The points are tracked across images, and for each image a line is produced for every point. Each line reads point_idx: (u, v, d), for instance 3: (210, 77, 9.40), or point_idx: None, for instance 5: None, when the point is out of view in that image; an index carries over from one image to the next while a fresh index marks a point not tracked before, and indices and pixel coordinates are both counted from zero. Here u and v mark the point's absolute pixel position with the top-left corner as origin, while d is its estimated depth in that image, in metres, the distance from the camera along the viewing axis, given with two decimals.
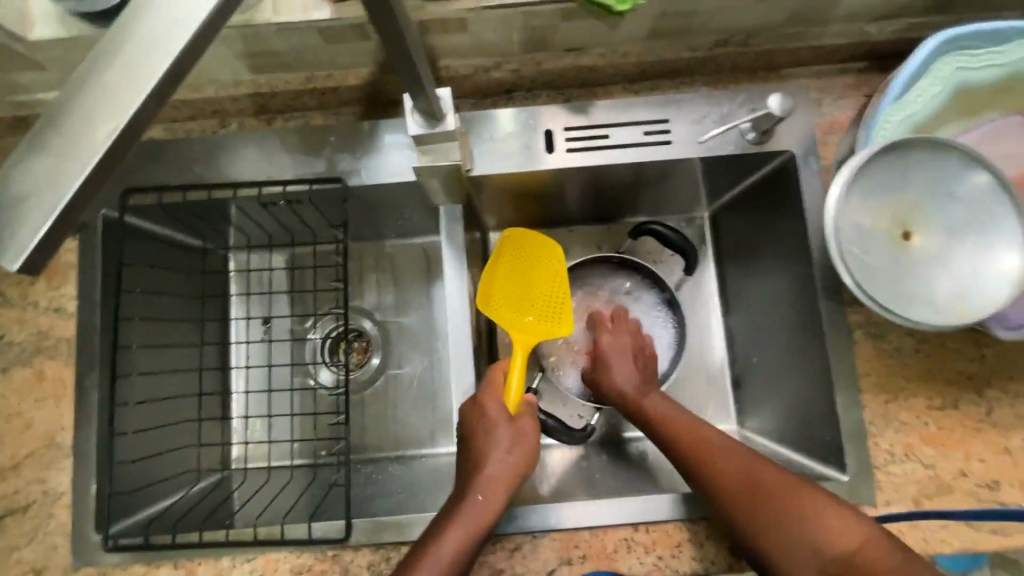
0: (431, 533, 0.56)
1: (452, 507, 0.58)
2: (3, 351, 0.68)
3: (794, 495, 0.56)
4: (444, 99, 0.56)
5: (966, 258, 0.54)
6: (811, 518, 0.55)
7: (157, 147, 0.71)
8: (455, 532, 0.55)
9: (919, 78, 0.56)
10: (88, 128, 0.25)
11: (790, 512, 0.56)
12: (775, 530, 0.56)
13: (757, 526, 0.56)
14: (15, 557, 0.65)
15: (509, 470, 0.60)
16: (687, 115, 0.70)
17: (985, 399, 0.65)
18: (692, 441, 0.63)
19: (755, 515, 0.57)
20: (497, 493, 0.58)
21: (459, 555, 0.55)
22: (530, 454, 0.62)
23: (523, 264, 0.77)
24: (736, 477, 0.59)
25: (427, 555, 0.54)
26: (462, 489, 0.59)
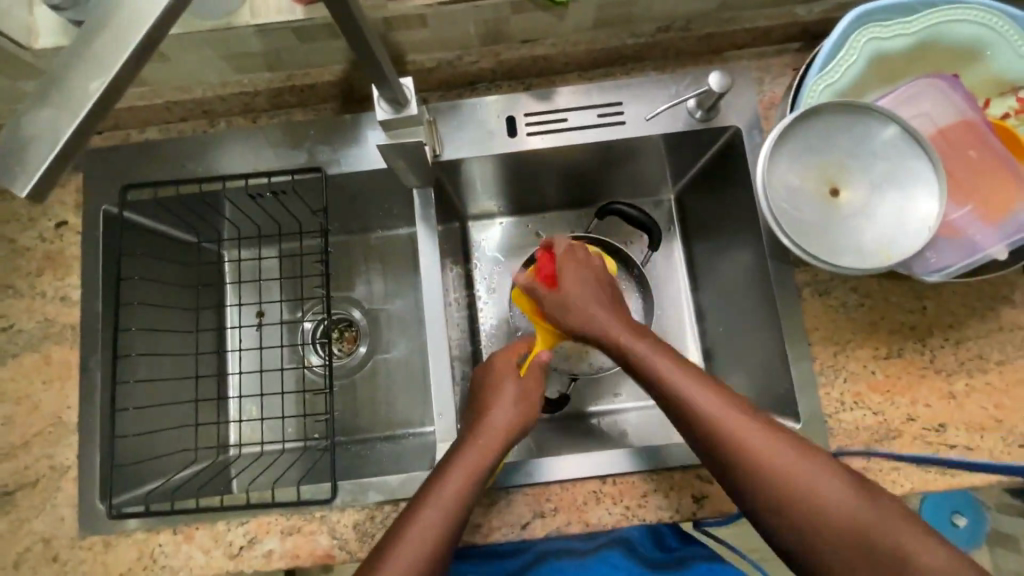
0: (434, 477, 0.60)
1: (455, 452, 0.62)
2: (13, 338, 0.74)
3: (807, 465, 0.53)
4: (407, 86, 0.62)
5: (890, 208, 0.60)
6: (821, 491, 0.52)
7: (153, 146, 0.77)
8: (456, 473, 0.60)
9: (836, 50, 0.62)
10: (82, 83, 0.31)
11: (800, 484, 0.53)
12: (780, 501, 0.53)
13: (763, 497, 0.54)
14: (25, 528, 0.69)
15: (510, 421, 0.65)
16: (638, 97, 0.76)
17: (928, 347, 0.69)
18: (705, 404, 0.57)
19: (762, 485, 0.54)
20: (499, 438, 0.63)
21: (461, 493, 0.59)
22: (531, 408, 0.67)
23: None
24: (748, 444, 0.55)
25: (429, 495, 0.58)
26: (464, 438, 0.63)
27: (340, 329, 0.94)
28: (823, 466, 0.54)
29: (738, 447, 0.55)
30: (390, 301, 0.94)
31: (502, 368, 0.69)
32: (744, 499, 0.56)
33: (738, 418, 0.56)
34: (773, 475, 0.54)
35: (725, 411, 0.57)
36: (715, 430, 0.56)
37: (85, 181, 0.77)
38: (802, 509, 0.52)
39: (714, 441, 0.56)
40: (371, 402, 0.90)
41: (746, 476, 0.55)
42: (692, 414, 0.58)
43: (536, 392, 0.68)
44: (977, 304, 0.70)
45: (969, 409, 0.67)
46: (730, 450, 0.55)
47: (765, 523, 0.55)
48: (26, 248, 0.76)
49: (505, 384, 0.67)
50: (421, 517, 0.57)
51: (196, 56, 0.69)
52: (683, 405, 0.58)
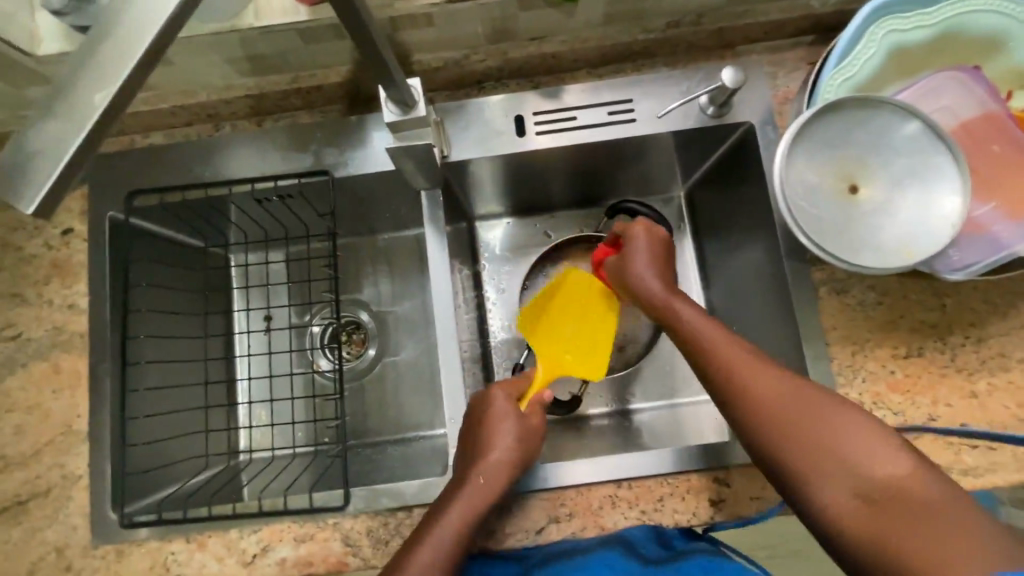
0: (434, 513, 0.61)
1: (454, 490, 0.62)
2: (22, 346, 0.73)
3: (817, 408, 0.53)
4: (415, 87, 0.61)
5: (911, 205, 0.59)
6: (828, 432, 0.52)
7: (158, 152, 0.77)
8: (455, 514, 0.60)
9: (854, 44, 0.60)
10: (88, 93, 0.30)
11: (807, 427, 0.53)
12: (782, 437, 0.54)
13: (767, 434, 0.55)
14: (38, 538, 0.69)
15: (511, 458, 0.64)
16: (649, 94, 0.75)
17: (949, 345, 0.68)
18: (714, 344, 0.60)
19: (768, 420, 0.55)
20: (499, 480, 0.62)
21: (460, 535, 0.59)
22: (533, 446, 0.66)
23: (578, 306, 0.78)
24: (754, 383, 0.56)
25: (426, 539, 0.59)
26: (464, 473, 0.63)
27: (348, 332, 0.93)
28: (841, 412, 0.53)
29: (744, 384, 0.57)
30: (397, 303, 0.94)
31: (505, 399, 0.68)
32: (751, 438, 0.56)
33: (745, 359, 0.58)
34: (779, 412, 0.54)
35: (734, 351, 0.59)
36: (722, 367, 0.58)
37: (91, 187, 0.76)
38: (807, 449, 0.52)
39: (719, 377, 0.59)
40: (381, 405, 0.90)
41: (750, 413, 0.56)
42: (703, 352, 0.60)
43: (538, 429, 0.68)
44: (999, 302, 0.69)
45: (992, 408, 0.66)
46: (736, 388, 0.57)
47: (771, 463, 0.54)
48: (33, 256, 0.75)
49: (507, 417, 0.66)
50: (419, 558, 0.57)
51: (201, 60, 0.68)
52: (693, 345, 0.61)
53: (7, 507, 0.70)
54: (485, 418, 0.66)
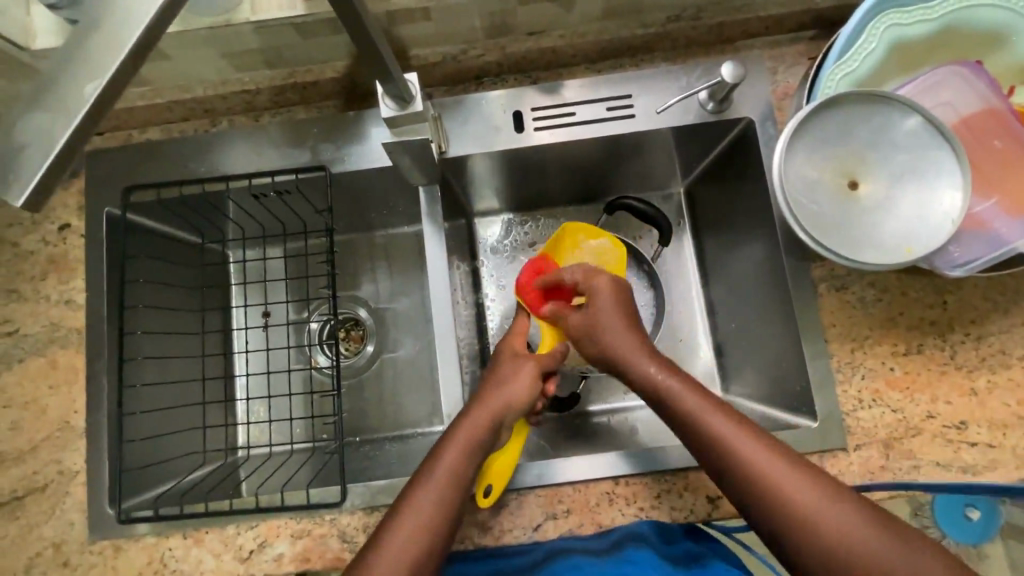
0: (426, 463, 0.59)
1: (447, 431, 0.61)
2: (19, 342, 0.73)
3: (839, 504, 0.51)
4: (412, 82, 0.61)
5: (910, 201, 0.58)
6: (857, 533, 0.50)
7: (155, 147, 0.76)
8: (448, 456, 0.58)
9: (853, 38, 0.60)
10: (75, 86, 0.30)
11: (833, 525, 0.51)
12: (803, 538, 0.51)
13: (783, 532, 0.52)
14: (35, 534, 0.69)
15: (507, 397, 0.63)
16: (648, 90, 0.74)
17: (949, 343, 0.68)
18: (744, 453, 0.55)
19: (786, 519, 0.52)
20: (487, 422, 0.61)
21: (447, 484, 0.57)
22: (527, 389, 0.65)
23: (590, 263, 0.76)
24: (777, 484, 0.53)
25: (418, 485, 0.57)
26: (455, 421, 0.61)
27: (347, 328, 0.93)
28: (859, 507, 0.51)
29: (765, 482, 0.53)
30: (396, 299, 0.93)
31: (505, 351, 0.69)
32: (763, 528, 0.53)
33: (764, 452, 0.54)
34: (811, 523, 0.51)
35: (751, 443, 0.55)
36: (739, 465, 0.54)
37: (88, 183, 0.76)
38: (834, 551, 0.50)
39: (733, 472, 0.55)
40: (379, 402, 0.90)
41: (767, 510, 0.53)
42: (717, 447, 0.56)
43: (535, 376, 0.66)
44: (1000, 299, 0.68)
45: (991, 406, 0.66)
46: (752, 487, 0.54)
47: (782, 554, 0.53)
48: (31, 252, 0.75)
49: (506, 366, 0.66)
50: (405, 517, 0.55)
51: (197, 54, 0.68)
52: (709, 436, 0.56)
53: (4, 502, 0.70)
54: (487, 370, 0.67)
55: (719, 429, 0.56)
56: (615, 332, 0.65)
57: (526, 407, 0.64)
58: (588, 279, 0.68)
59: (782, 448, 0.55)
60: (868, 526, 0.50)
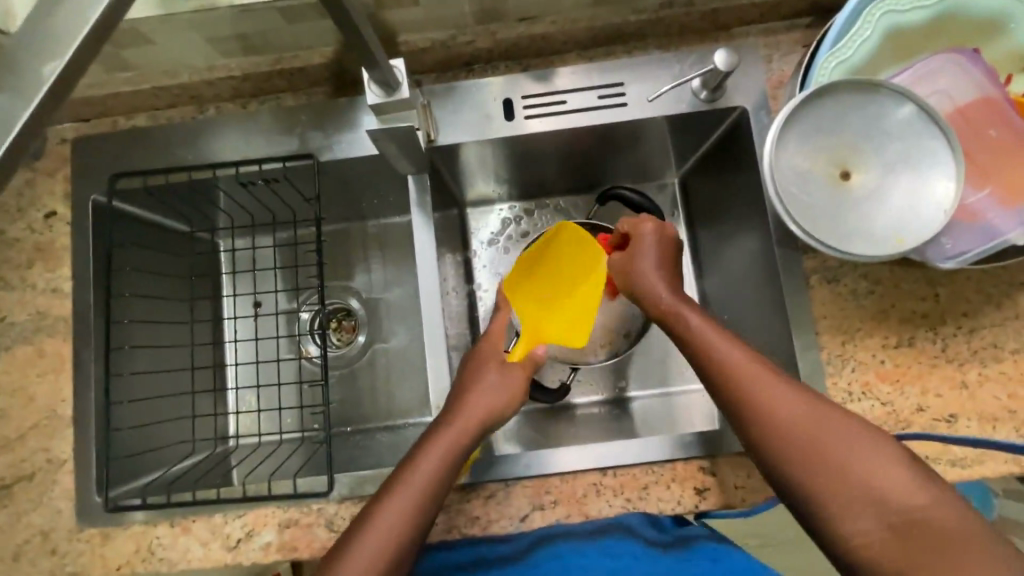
0: (402, 468, 0.57)
1: (426, 438, 0.59)
2: (6, 330, 0.73)
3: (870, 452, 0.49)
4: (398, 68, 0.60)
5: (903, 191, 0.57)
6: (891, 480, 0.48)
7: (142, 134, 0.76)
8: (425, 463, 0.57)
9: (848, 25, 0.59)
10: (33, 64, 0.29)
11: (837, 451, 0.50)
12: (806, 461, 0.50)
13: (787, 456, 0.51)
14: (24, 521, 0.69)
15: (487, 404, 0.62)
16: (640, 78, 0.73)
17: (941, 335, 0.67)
18: (768, 389, 0.54)
19: (791, 442, 0.51)
20: (468, 431, 0.60)
21: (424, 492, 0.55)
22: (511, 395, 0.64)
23: (563, 260, 0.73)
24: (782, 410, 0.52)
25: (392, 494, 0.55)
26: (440, 423, 0.61)
27: (338, 319, 0.92)
28: (864, 435, 0.50)
29: (769, 408, 0.53)
30: (388, 289, 0.93)
31: (486, 354, 0.67)
32: (766, 455, 0.53)
33: (773, 382, 0.54)
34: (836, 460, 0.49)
35: (760, 372, 0.55)
36: (747, 391, 0.54)
37: (75, 170, 0.75)
38: (831, 475, 0.49)
39: (737, 399, 0.55)
40: (369, 391, 0.89)
41: (770, 436, 0.52)
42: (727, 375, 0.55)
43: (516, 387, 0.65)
44: (993, 292, 0.68)
45: (981, 399, 0.65)
46: (757, 414, 0.53)
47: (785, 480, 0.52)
48: (16, 239, 0.75)
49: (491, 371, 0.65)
50: (384, 515, 0.54)
51: (181, 39, 0.67)
52: (719, 363, 0.56)
53: None
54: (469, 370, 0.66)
55: (727, 353, 0.56)
56: (652, 268, 0.65)
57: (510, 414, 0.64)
58: (635, 225, 0.68)
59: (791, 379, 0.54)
60: (871, 451, 0.49)
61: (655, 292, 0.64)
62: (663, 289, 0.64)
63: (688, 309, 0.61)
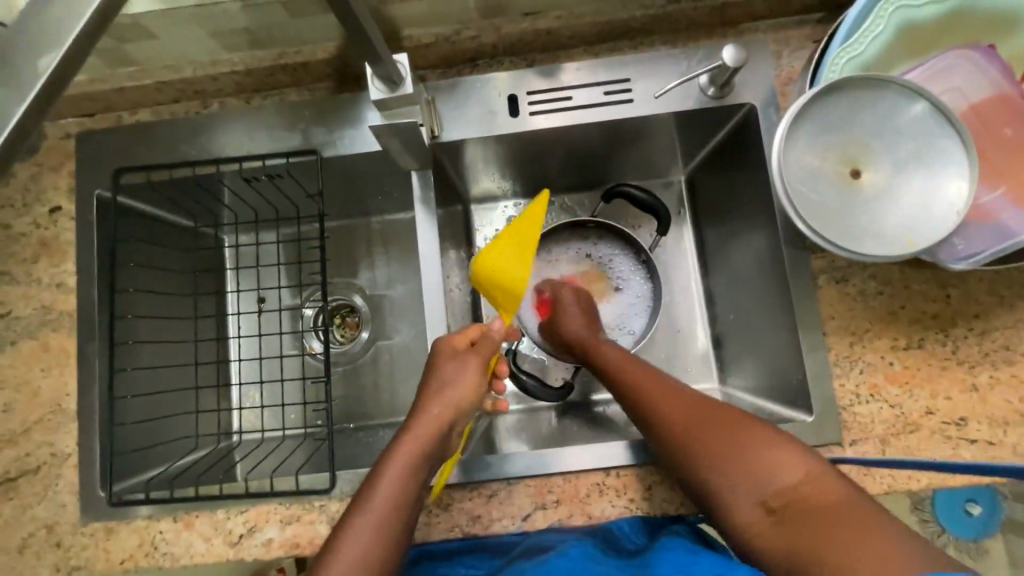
0: (367, 482, 0.55)
1: (389, 448, 0.57)
2: (12, 325, 0.73)
3: (752, 445, 0.55)
4: (401, 63, 0.59)
5: (914, 190, 0.56)
6: (768, 470, 0.54)
7: (145, 129, 0.75)
8: (389, 475, 0.55)
9: (861, 20, 0.57)
10: (28, 58, 0.29)
11: (734, 449, 0.56)
12: (708, 461, 0.56)
13: (692, 457, 0.57)
14: (29, 515, 0.70)
15: (446, 406, 0.58)
16: (647, 74, 0.72)
17: (951, 337, 0.66)
18: (658, 403, 0.62)
19: (694, 443, 0.58)
20: (429, 436, 0.57)
21: (392, 503, 0.54)
22: (467, 390, 0.60)
23: (521, 228, 0.64)
24: (683, 418, 0.60)
25: (360, 509, 0.54)
26: (407, 421, 0.58)
27: (342, 315, 0.92)
28: (760, 436, 0.56)
29: (672, 417, 0.60)
30: (391, 286, 0.92)
31: (445, 348, 0.63)
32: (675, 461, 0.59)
33: (664, 395, 0.63)
34: (720, 458, 0.56)
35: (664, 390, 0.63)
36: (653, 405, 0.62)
37: (79, 166, 0.75)
38: (731, 469, 0.55)
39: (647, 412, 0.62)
40: (373, 388, 0.89)
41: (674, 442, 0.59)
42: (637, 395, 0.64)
43: (473, 380, 0.61)
44: (1005, 293, 0.66)
45: (993, 402, 0.64)
46: (663, 424, 0.60)
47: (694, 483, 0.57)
48: (21, 234, 0.75)
49: (453, 364, 0.61)
50: (358, 519, 0.53)
51: (184, 33, 0.67)
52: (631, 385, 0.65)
53: None
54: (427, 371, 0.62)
55: (631, 374, 0.66)
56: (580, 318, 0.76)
57: (471, 407, 0.61)
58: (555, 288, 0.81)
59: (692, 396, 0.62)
60: (763, 446, 0.55)
61: (584, 333, 0.74)
62: (589, 330, 0.74)
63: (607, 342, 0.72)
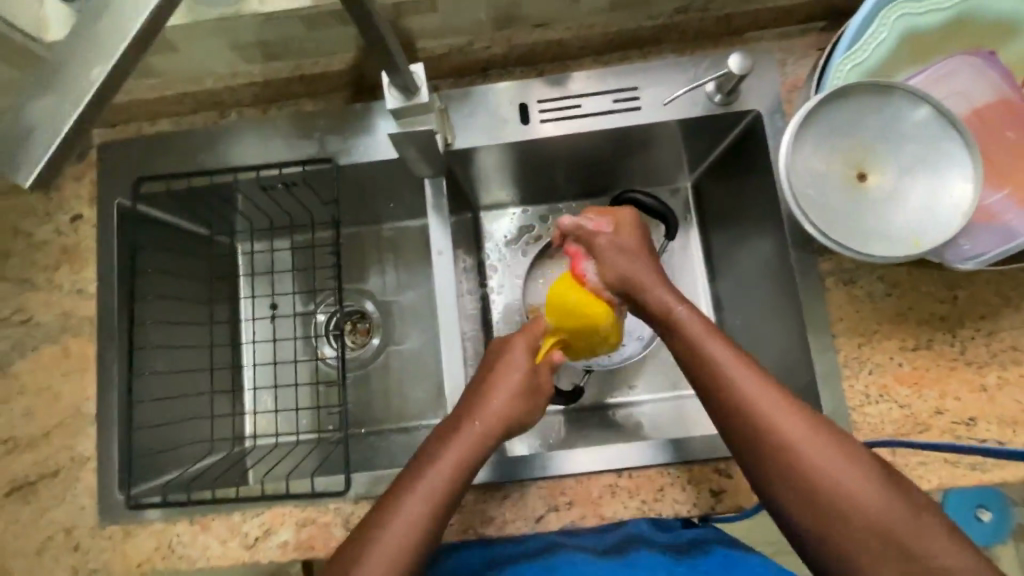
0: (413, 469, 0.57)
1: (443, 438, 0.59)
2: (33, 330, 0.75)
3: (858, 478, 0.49)
4: (417, 73, 0.61)
5: (920, 193, 0.57)
6: (870, 503, 0.48)
7: (165, 139, 0.77)
8: (442, 467, 0.56)
9: (864, 28, 0.59)
10: (82, 70, 0.31)
11: (873, 513, 0.48)
12: (789, 469, 0.51)
13: (779, 475, 0.51)
14: (47, 518, 0.71)
15: (506, 413, 0.61)
16: (654, 82, 0.74)
17: (959, 338, 0.67)
18: (761, 404, 0.53)
19: (795, 460, 0.51)
20: (486, 438, 0.59)
21: (441, 494, 0.55)
22: (530, 409, 0.63)
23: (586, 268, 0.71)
24: (812, 460, 0.50)
25: (403, 502, 0.54)
26: (461, 419, 0.60)
27: (353, 321, 0.93)
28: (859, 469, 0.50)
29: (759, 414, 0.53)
30: (403, 292, 0.93)
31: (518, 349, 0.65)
32: (739, 448, 0.54)
33: (768, 396, 0.54)
34: (828, 484, 0.49)
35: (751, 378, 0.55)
36: (743, 400, 0.54)
37: (100, 175, 0.77)
38: (808, 485, 0.50)
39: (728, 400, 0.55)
40: (385, 393, 0.90)
41: (754, 437, 0.53)
42: (740, 409, 0.54)
43: (533, 389, 0.63)
44: (1012, 294, 0.67)
45: (1001, 402, 0.65)
46: (747, 418, 0.53)
47: (755, 474, 0.53)
48: (44, 242, 0.76)
49: (513, 366, 0.63)
50: (407, 506, 0.54)
51: (205, 46, 0.69)
52: (711, 368, 0.57)
53: (17, 487, 0.71)
54: (489, 367, 0.64)
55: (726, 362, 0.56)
56: (629, 235, 0.68)
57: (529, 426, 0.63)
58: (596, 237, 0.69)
59: (787, 393, 0.54)
60: (879, 495, 0.49)
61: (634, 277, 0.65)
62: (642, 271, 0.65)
63: (661, 287, 0.63)
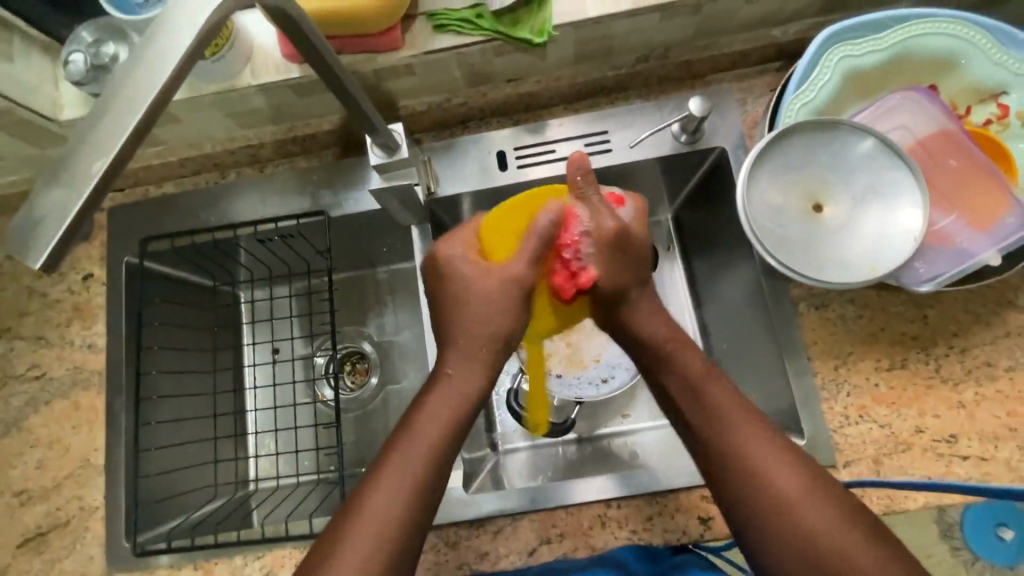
0: (371, 473, 0.54)
1: (399, 441, 0.56)
2: (47, 385, 0.79)
3: (795, 483, 0.52)
4: (397, 131, 0.66)
5: (873, 220, 0.61)
6: (805, 508, 0.51)
7: (169, 200, 0.83)
8: (398, 470, 0.53)
9: (810, 71, 0.63)
10: (86, 164, 0.35)
11: (807, 518, 0.51)
12: (771, 517, 0.52)
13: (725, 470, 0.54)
14: (57, 568, 0.73)
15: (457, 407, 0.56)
16: (623, 125, 0.78)
17: (933, 356, 0.68)
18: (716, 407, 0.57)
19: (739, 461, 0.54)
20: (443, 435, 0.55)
21: (402, 501, 0.52)
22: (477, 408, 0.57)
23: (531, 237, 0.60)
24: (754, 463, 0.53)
25: (361, 511, 0.52)
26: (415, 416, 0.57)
27: (352, 362, 0.97)
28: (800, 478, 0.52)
29: (739, 451, 0.54)
30: (399, 332, 0.97)
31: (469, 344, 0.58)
32: (719, 485, 0.55)
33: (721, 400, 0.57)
34: (767, 484, 0.52)
35: (754, 436, 0.55)
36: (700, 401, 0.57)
37: (110, 236, 0.83)
38: (782, 516, 0.51)
39: (730, 456, 0.55)
40: (384, 431, 0.92)
41: (742, 484, 0.53)
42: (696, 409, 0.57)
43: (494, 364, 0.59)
44: (981, 311, 0.69)
45: (980, 418, 0.66)
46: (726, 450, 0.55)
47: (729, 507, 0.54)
48: (57, 300, 0.81)
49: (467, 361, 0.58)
50: (366, 515, 0.51)
51: (205, 116, 0.76)
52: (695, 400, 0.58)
53: (29, 538, 0.74)
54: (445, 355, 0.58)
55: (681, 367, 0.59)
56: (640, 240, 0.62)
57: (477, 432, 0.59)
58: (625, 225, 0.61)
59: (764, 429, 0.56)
60: (819, 502, 0.51)
61: (632, 287, 0.60)
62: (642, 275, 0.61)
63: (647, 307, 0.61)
